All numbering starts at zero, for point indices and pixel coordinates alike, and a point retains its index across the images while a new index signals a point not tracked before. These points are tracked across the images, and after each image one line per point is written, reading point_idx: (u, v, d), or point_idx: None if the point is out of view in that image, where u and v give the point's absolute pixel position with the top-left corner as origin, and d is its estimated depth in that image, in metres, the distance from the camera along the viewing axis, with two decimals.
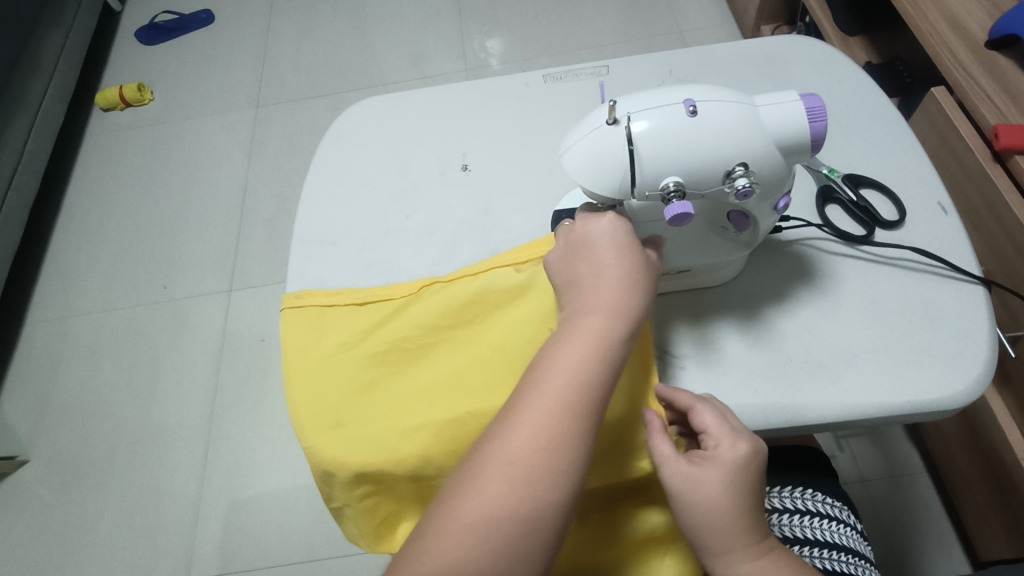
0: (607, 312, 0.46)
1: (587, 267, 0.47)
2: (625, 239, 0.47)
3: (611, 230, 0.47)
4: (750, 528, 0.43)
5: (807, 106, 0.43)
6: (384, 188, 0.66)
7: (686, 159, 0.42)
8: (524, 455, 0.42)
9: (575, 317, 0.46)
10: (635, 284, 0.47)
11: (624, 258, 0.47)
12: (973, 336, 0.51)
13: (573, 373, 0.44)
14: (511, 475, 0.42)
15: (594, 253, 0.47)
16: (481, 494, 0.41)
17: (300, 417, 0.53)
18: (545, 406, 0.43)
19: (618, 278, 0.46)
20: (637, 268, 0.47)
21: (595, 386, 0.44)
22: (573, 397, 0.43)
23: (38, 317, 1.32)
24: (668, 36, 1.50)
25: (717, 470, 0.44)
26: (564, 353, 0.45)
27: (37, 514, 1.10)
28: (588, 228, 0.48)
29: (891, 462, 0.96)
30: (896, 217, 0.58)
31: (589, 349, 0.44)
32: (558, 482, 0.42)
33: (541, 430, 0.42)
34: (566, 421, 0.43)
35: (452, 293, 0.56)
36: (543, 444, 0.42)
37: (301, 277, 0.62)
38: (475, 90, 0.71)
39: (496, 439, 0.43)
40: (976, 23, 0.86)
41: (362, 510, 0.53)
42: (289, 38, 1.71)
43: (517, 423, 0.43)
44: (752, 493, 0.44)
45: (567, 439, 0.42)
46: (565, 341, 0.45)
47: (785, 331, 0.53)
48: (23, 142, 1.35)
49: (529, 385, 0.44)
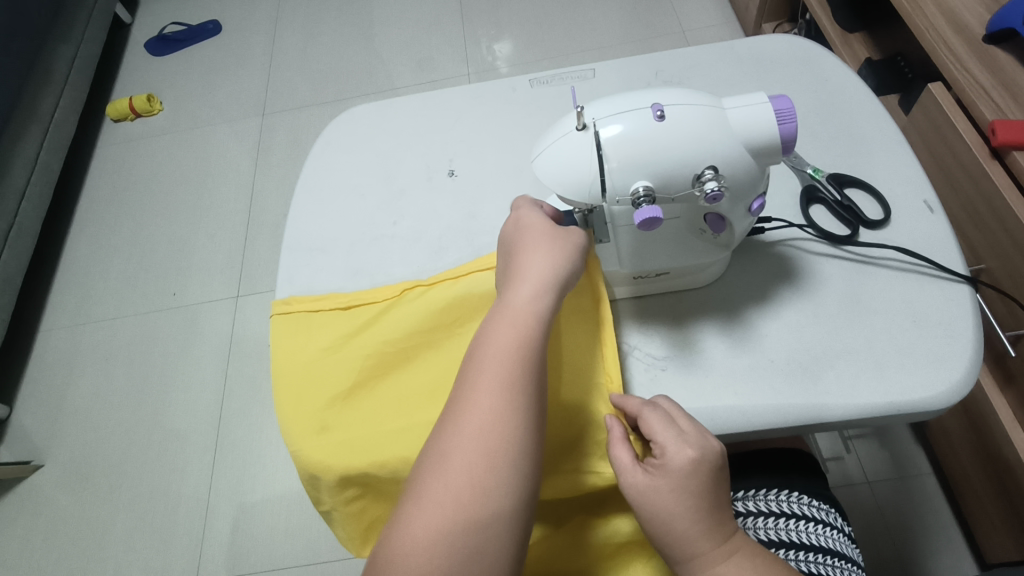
0: (534, 285, 0.48)
1: (507, 261, 0.51)
2: (537, 222, 0.50)
3: (525, 218, 0.51)
4: (711, 531, 0.44)
5: (776, 107, 0.43)
6: (372, 194, 0.67)
7: (654, 163, 0.42)
8: (465, 440, 0.43)
9: (503, 298, 0.49)
10: (557, 256, 0.49)
11: (540, 234, 0.49)
12: (957, 337, 0.50)
13: (506, 353, 0.45)
14: (455, 463, 0.43)
15: (516, 241, 0.51)
16: (429, 486, 0.42)
17: (287, 422, 0.54)
18: (479, 393, 0.44)
19: (541, 256, 0.48)
20: (555, 240, 0.49)
21: (525, 358, 0.45)
22: (507, 375, 0.45)
23: (52, 324, 1.35)
24: (670, 36, 1.50)
25: (661, 472, 0.44)
26: (492, 333, 0.47)
27: (50, 516, 1.12)
28: (507, 228, 0.52)
29: (898, 463, 0.95)
30: (881, 216, 0.57)
31: (515, 327, 0.46)
32: (503, 461, 0.43)
33: (478, 412, 0.44)
34: (501, 397, 0.44)
35: (431, 298, 0.57)
36: (480, 426, 0.43)
37: (290, 283, 0.63)
38: (463, 96, 0.72)
39: (440, 432, 0.44)
40: (974, 17, 0.84)
41: (349, 514, 0.54)
42: (294, 46, 1.73)
43: (456, 411, 0.44)
44: (708, 496, 0.44)
45: (504, 415, 0.43)
46: (493, 323, 0.47)
47: (766, 332, 0.53)
48: (36, 153, 1.38)
49: (464, 373, 0.46)
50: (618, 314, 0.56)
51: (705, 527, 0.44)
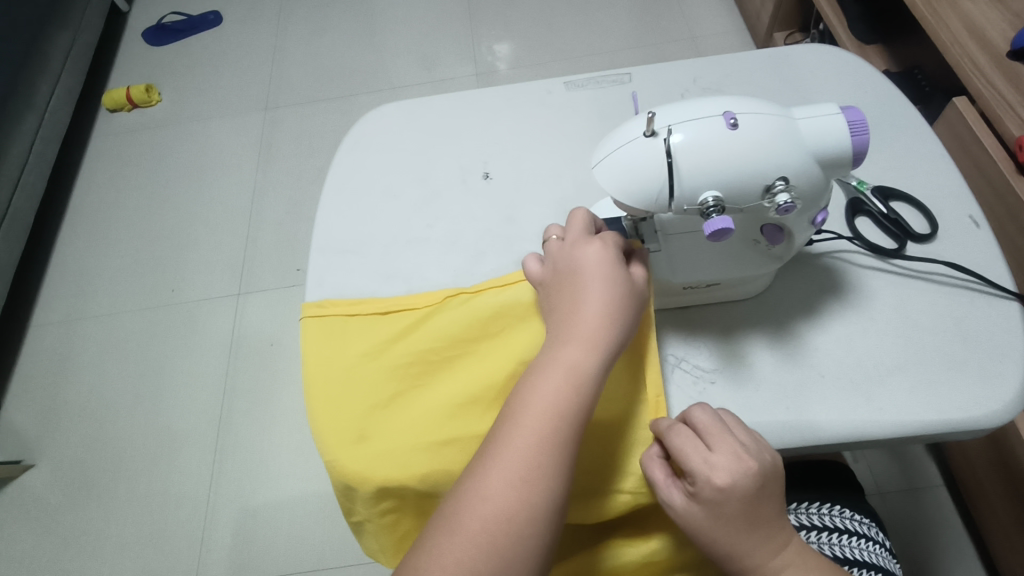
0: (587, 342, 0.45)
1: (564, 288, 0.48)
2: (601, 263, 0.47)
3: (590, 252, 0.47)
4: (758, 548, 0.43)
5: (848, 119, 0.42)
6: (404, 196, 0.66)
7: (727, 173, 0.41)
8: (503, 486, 0.41)
9: (555, 345, 0.45)
10: (614, 311, 0.46)
11: (605, 279, 0.46)
12: (1008, 353, 0.50)
13: (551, 402, 0.43)
14: (489, 504, 0.41)
15: (577, 276, 0.47)
16: (461, 522, 0.41)
17: (321, 431, 0.52)
18: (523, 437, 0.42)
19: (598, 300, 0.46)
20: (618, 291, 0.46)
21: (572, 413, 0.43)
22: (548, 423, 0.43)
23: (44, 319, 1.31)
24: (681, 42, 1.50)
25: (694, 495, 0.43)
26: (539, 382, 0.44)
27: (42, 519, 1.09)
28: (565, 249, 0.49)
29: (909, 475, 0.95)
30: (927, 230, 0.57)
31: (564, 380, 0.44)
32: (535, 511, 0.41)
33: (518, 457, 0.42)
34: (539, 449, 0.42)
35: (477, 306, 0.55)
36: (519, 476, 0.41)
37: (321, 285, 0.61)
38: (495, 97, 0.71)
39: (474, 472, 0.42)
40: (997, 32, 0.84)
41: (382, 526, 0.52)
42: (298, 40, 1.70)
43: (495, 456, 0.42)
44: (747, 518, 0.43)
45: (543, 467, 0.42)
46: (540, 371, 0.45)
47: (816, 345, 0.52)
48: (30, 143, 1.33)
49: (508, 415, 0.44)
50: (661, 323, 0.55)
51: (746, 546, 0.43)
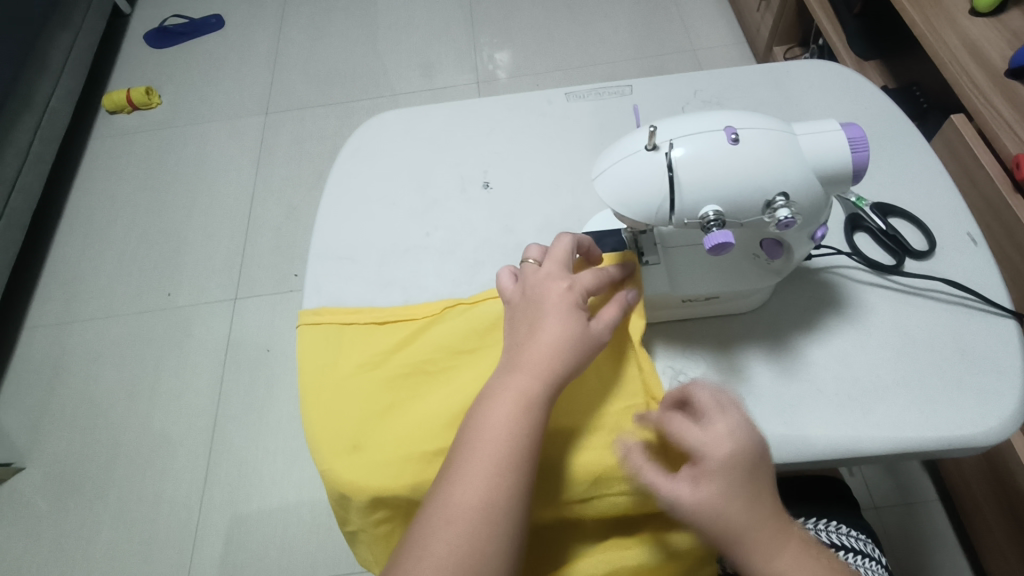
0: (536, 370, 0.44)
1: (523, 321, 0.47)
2: (562, 301, 0.47)
3: (552, 288, 0.47)
4: (768, 523, 0.41)
5: (848, 135, 0.42)
6: (404, 204, 0.66)
7: (727, 187, 0.41)
8: (465, 505, 0.40)
9: (506, 371, 0.45)
10: (571, 346, 0.45)
11: (562, 316, 0.46)
12: (1006, 372, 0.50)
13: (504, 428, 0.42)
14: (455, 529, 0.40)
15: (537, 308, 0.47)
16: (430, 545, 0.40)
17: (316, 440, 0.51)
18: (478, 460, 0.42)
19: (555, 335, 0.45)
20: (574, 333, 0.46)
21: (528, 438, 0.43)
22: (505, 444, 0.42)
23: (39, 321, 1.30)
24: (681, 54, 1.51)
25: (704, 477, 0.41)
26: (492, 405, 0.44)
27: (32, 523, 1.07)
28: (536, 275, 0.48)
29: (904, 490, 0.95)
30: (925, 247, 0.57)
31: (514, 406, 0.43)
32: (498, 536, 0.40)
33: (477, 477, 0.41)
34: (492, 473, 0.41)
35: (475, 315, 0.56)
36: (481, 494, 0.41)
37: (318, 293, 0.61)
38: (497, 106, 0.71)
39: (439, 495, 0.41)
40: (995, 51, 0.85)
41: (376, 536, 0.51)
42: (300, 45, 1.71)
43: (456, 475, 0.42)
44: (756, 489, 0.41)
45: (501, 491, 0.41)
46: (491, 396, 0.44)
47: (813, 359, 0.52)
48: (29, 143, 1.33)
49: (466, 437, 0.43)
50: (656, 336, 0.55)
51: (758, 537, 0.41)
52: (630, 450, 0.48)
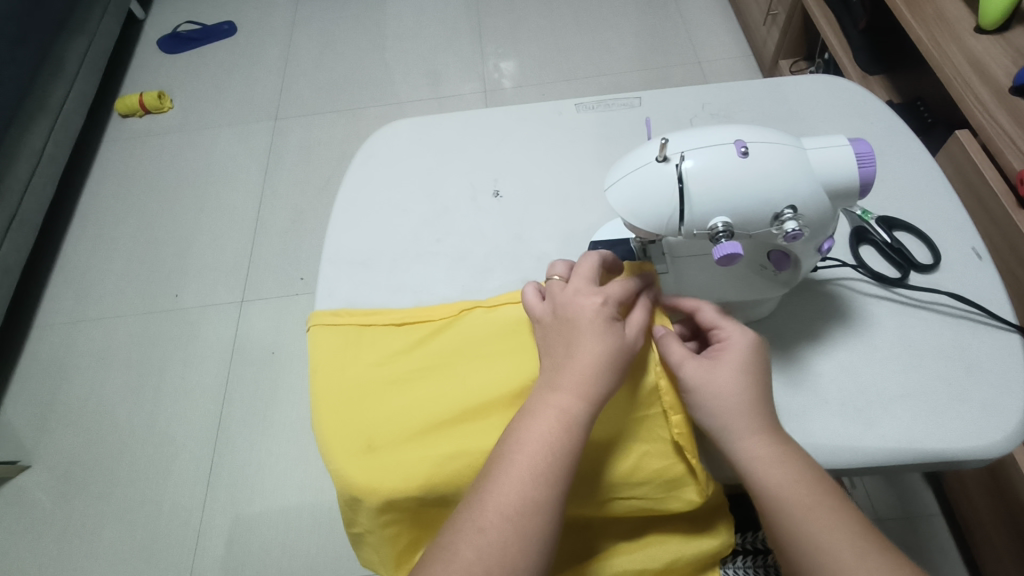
0: (576, 391, 0.45)
1: (559, 338, 0.48)
2: (596, 317, 0.47)
3: (584, 304, 0.48)
4: (766, 415, 0.45)
5: (856, 151, 0.43)
6: (416, 211, 0.67)
7: (737, 199, 0.42)
8: (497, 517, 0.41)
9: (547, 390, 0.45)
10: (609, 365, 0.46)
11: (597, 335, 0.46)
12: (1011, 386, 0.51)
13: (544, 446, 0.43)
14: (491, 541, 0.40)
15: (570, 324, 0.47)
16: (459, 557, 0.40)
17: (330, 440, 0.52)
18: (517, 477, 0.42)
19: (592, 353, 0.46)
20: (611, 350, 0.46)
21: (564, 460, 0.43)
22: (540, 465, 0.42)
23: (47, 320, 1.31)
24: (687, 66, 1.52)
25: (733, 390, 0.45)
26: (528, 427, 0.44)
27: (36, 521, 1.08)
28: (564, 292, 0.49)
29: (905, 503, 0.95)
30: (930, 260, 0.58)
31: (556, 426, 0.43)
32: (534, 552, 0.41)
33: (511, 495, 0.42)
34: (533, 491, 0.42)
35: (494, 318, 0.56)
36: (515, 514, 0.41)
37: (331, 297, 0.62)
38: (508, 116, 0.72)
39: (474, 507, 0.42)
40: (1000, 68, 0.86)
41: (383, 538, 0.52)
42: (309, 53, 1.73)
43: (490, 493, 0.42)
44: (760, 378, 0.46)
45: (539, 507, 0.41)
46: (532, 413, 0.45)
47: (820, 370, 0.53)
48: (43, 145, 1.35)
49: (500, 457, 0.43)
50: None
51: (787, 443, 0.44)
52: (642, 457, 0.48)
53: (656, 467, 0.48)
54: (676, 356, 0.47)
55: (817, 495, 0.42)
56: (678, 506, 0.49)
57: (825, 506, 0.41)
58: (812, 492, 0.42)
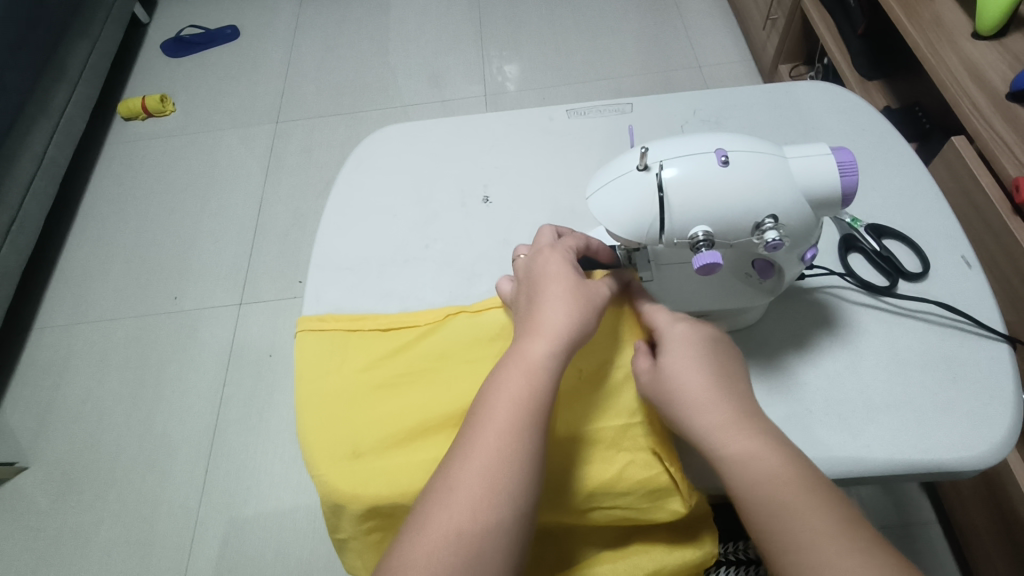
0: (546, 338, 0.44)
1: (525, 299, 0.49)
2: (556, 270, 0.48)
3: (545, 258, 0.49)
4: (727, 399, 0.43)
5: (837, 160, 0.43)
6: (405, 216, 0.67)
7: (716, 209, 0.42)
8: (469, 473, 0.40)
9: (514, 346, 0.45)
10: (573, 311, 0.46)
11: (562, 282, 0.47)
12: (998, 397, 0.50)
13: (513, 398, 0.42)
14: (459, 497, 0.39)
15: (534, 281, 0.48)
16: (433, 519, 0.38)
17: (314, 447, 0.52)
18: (487, 429, 0.41)
19: (555, 301, 0.46)
20: (575, 295, 0.46)
21: (536, 407, 0.42)
22: (510, 415, 0.42)
23: (47, 322, 1.32)
24: (688, 70, 1.52)
25: (694, 390, 0.44)
26: (502, 379, 0.43)
27: (33, 521, 1.09)
28: (527, 260, 0.50)
29: (903, 512, 0.94)
30: (919, 269, 0.58)
31: (524, 376, 0.43)
32: (506, 499, 0.39)
33: (482, 447, 0.41)
34: (502, 439, 0.41)
35: (479, 324, 0.56)
36: (484, 465, 0.40)
37: (318, 301, 0.62)
38: (499, 122, 0.72)
39: (445, 466, 0.41)
40: (997, 74, 0.85)
41: (368, 544, 0.51)
42: (311, 56, 1.73)
43: (462, 451, 0.41)
44: (718, 364, 0.46)
45: (509, 457, 0.40)
46: (500, 369, 0.44)
47: (805, 380, 0.52)
48: (45, 147, 1.36)
49: (473, 413, 0.43)
50: None
51: (764, 436, 0.41)
52: (627, 465, 0.48)
53: (640, 479, 0.48)
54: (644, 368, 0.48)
55: (792, 486, 0.38)
56: (663, 516, 0.48)
57: (806, 500, 0.37)
58: (785, 475, 0.39)
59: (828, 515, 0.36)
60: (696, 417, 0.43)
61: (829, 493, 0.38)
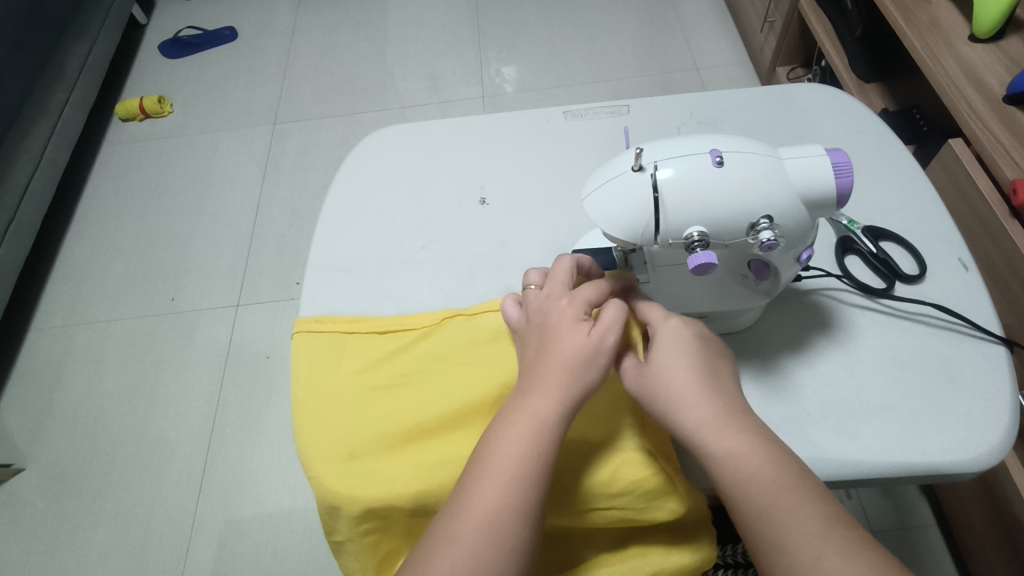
0: (551, 392, 0.43)
1: (531, 342, 0.47)
2: (565, 317, 0.46)
3: (555, 305, 0.47)
4: (716, 396, 0.42)
5: (833, 161, 0.43)
6: (402, 217, 0.67)
7: (712, 209, 0.42)
8: (473, 525, 0.39)
9: (519, 395, 0.44)
10: (582, 363, 0.44)
11: (570, 333, 0.45)
12: (995, 399, 0.50)
13: (517, 451, 0.41)
14: (459, 550, 0.38)
15: (542, 327, 0.46)
16: (433, 567, 0.38)
17: (309, 449, 0.52)
18: (490, 481, 0.40)
19: (563, 352, 0.44)
20: (585, 348, 0.44)
21: (540, 461, 0.41)
22: (514, 468, 0.40)
23: (45, 323, 1.32)
24: (685, 72, 1.52)
25: (683, 388, 0.42)
26: (505, 430, 0.42)
27: (29, 524, 1.08)
28: (539, 298, 0.48)
29: (901, 514, 0.94)
30: (916, 271, 0.58)
31: (528, 429, 0.41)
32: (508, 555, 0.38)
33: (484, 500, 0.39)
34: (504, 492, 0.40)
35: (476, 327, 0.56)
36: (486, 518, 0.39)
37: (314, 302, 0.62)
38: (496, 123, 0.72)
39: (444, 515, 0.40)
40: (994, 76, 0.86)
41: (364, 547, 0.51)
42: (310, 58, 1.74)
43: (463, 502, 0.40)
44: (709, 361, 0.44)
45: (511, 513, 0.39)
46: (506, 417, 0.43)
47: (802, 382, 0.52)
48: (42, 149, 1.35)
49: (475, 462, 0.42)
50: None
51: (753, 433, 0.40)
52: (620, 465, 0.48)
53: (636, 478, 0.47)
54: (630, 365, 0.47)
55: (784, 487, 0.38)
56: (661, 515, 0.48)
57: (795, 500, 0.37)
58: (776, 477, 0.38)
59: (817, 514, 0.36)
60: (684, 416, 0.42)
61: (817, 492, 0.38)
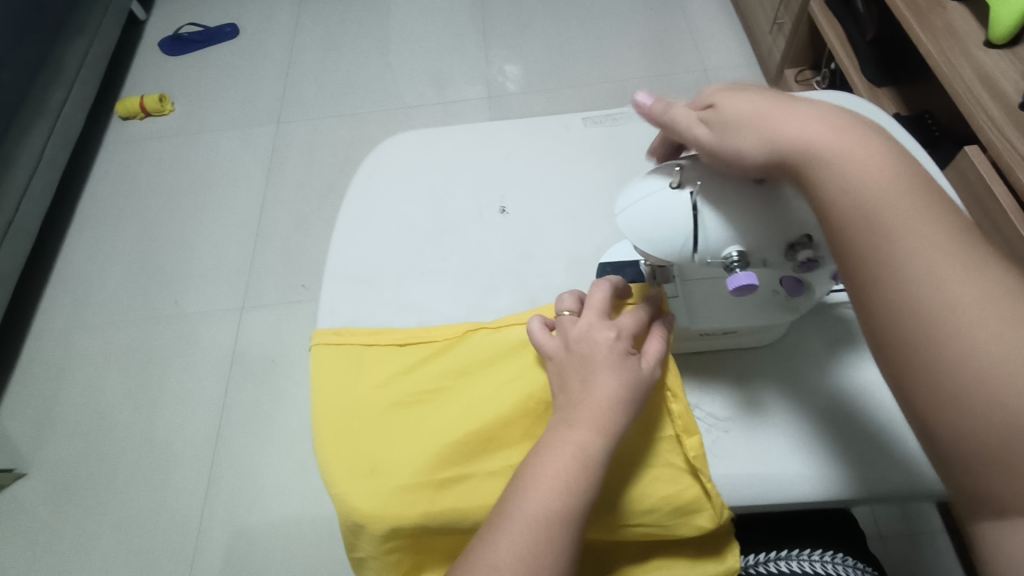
0: (594, 426, 0.42)
1: (569, 372, 0.46)
2: (610, 352, 0.45)
3: (595, 333, 0.46)
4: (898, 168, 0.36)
5: None
6: (420, 226, 0.66)
7: (753, 227, 0.41)
8: (511, 560, 0.39)
9: (557, 424, 0.43)
10: (624, 398, 0.44)
11: (613, 367, 0.44)
12: None
13: (558, 487, 0.41)
14: None
15: (581, 356, 0.45)
16: None
17: (332, 466, 0.51)
18: (530, 518, 0.40)
19: (606, 386, 0.43)
20: (626, 385, 0.44)
21: (580, 496, 0.41)
22: (554, 506, 0.40)
23: (47, 326, 1.30)
24: (692, 72, 1.51)
25: (911, 195, 0.35)
26: (544, 463, 0.42)
27: (32, 530, 1.07)
28: (578, 327, 0.47)
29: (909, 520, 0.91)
30: None
31: (570, 465, 0.41)
32: None
33: (523, 536, 0.40)
34: (546, 528, 0.40)
35: (500, 340, 0.55)
36: (526, 552, 0.39)
37: (333, 314, 0.61)
38: (514, 130, 0.71)
39: (480, 547, 0.40)
40: (1010, 83, 0.85)
41: (387, 564, 0.50)
42: (313, 56, 1.72)
43: (500, 535, 0.40)
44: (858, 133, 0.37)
45: (550, 550, 0.40)
46: (546, 449, 0.42)
47: (830, 398, 0.52)
48: (42, 148, 1.33)
49: (514, 494, 0.41)
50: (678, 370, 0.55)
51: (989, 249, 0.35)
52: (652, 483, 0.48)
53: (669, 496, 0.47)
54: (707, 138, 0.39)
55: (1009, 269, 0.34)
56: (688, 531, 0.48)
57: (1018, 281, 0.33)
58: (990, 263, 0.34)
59: None
60: (920, 227, 0.34)
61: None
